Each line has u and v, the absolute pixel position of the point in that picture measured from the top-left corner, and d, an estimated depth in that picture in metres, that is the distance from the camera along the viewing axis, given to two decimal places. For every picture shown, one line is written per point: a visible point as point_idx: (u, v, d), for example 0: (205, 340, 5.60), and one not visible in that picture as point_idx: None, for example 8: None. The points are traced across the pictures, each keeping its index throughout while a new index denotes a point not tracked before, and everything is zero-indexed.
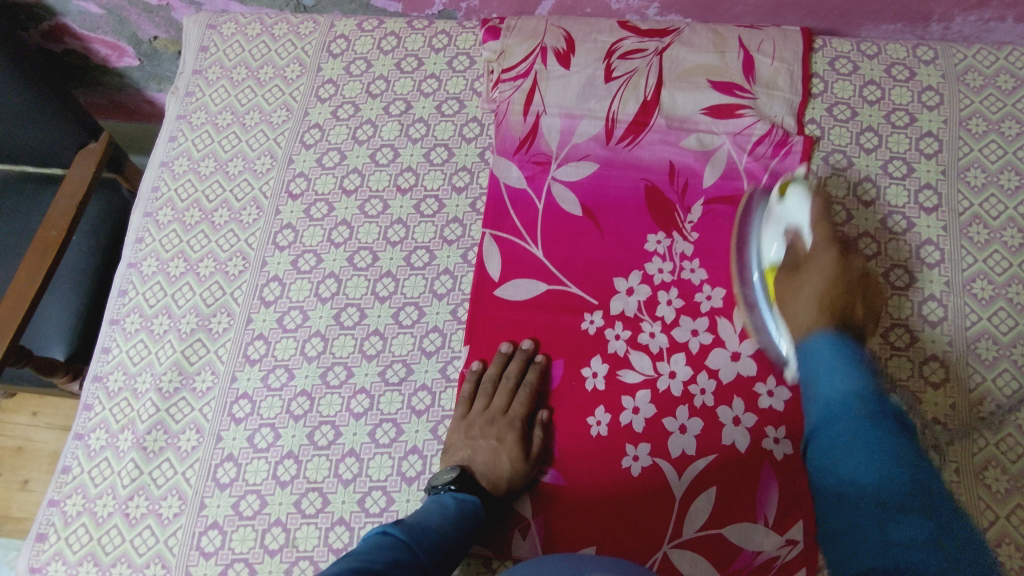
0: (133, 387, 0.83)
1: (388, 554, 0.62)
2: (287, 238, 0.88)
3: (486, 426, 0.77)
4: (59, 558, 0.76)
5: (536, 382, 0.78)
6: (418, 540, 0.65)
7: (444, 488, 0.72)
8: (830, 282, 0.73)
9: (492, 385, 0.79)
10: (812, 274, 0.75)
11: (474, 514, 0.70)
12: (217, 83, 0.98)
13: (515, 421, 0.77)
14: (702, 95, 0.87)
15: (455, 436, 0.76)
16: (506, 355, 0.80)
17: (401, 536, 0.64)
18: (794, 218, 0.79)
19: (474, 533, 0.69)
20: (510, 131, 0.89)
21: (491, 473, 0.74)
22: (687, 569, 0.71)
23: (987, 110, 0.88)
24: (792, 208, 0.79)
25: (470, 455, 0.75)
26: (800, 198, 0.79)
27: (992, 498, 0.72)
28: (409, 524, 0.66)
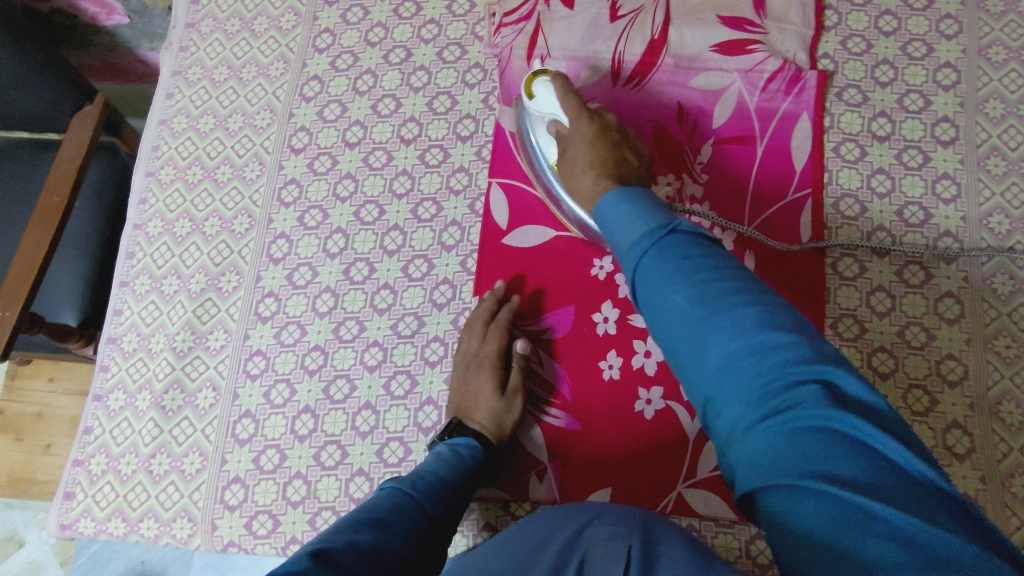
0: (148, 347, 0.84)
1: (387, 503, 0.60)
2: (291, 194, 0.87)
3: (470, 373, 0.76)
4: (88, 515, 0.78)
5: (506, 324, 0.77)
6: (416, 486, 0.63)
7: (438, 440, 0.72)
8: (591, 146, 0.71)
9: (473, 328, 0.78)
10: (575, 151, 0.72)
11: (470, 456, 0.70)
12: (211, 37, 0.95)
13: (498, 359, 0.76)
14: (711, 31, 0.85)
15: (454, 386, 0.77)
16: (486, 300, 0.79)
17: (398, 485, 0.62)
18: (545, 110, 0.76)
19: (474, 475, 0.69)
20: (514, 76, 0.86)
21: (480, 417, 0.74)
22: (703, 507, 0.73)
23: (1008, 37, 0.85)
24: (543, 102, 0.76)
25: (462, 404, 0.76)
26: (546, 86, 0.76)
27: (1006, 430, 0.72)
28: (405, 476, 0.65)
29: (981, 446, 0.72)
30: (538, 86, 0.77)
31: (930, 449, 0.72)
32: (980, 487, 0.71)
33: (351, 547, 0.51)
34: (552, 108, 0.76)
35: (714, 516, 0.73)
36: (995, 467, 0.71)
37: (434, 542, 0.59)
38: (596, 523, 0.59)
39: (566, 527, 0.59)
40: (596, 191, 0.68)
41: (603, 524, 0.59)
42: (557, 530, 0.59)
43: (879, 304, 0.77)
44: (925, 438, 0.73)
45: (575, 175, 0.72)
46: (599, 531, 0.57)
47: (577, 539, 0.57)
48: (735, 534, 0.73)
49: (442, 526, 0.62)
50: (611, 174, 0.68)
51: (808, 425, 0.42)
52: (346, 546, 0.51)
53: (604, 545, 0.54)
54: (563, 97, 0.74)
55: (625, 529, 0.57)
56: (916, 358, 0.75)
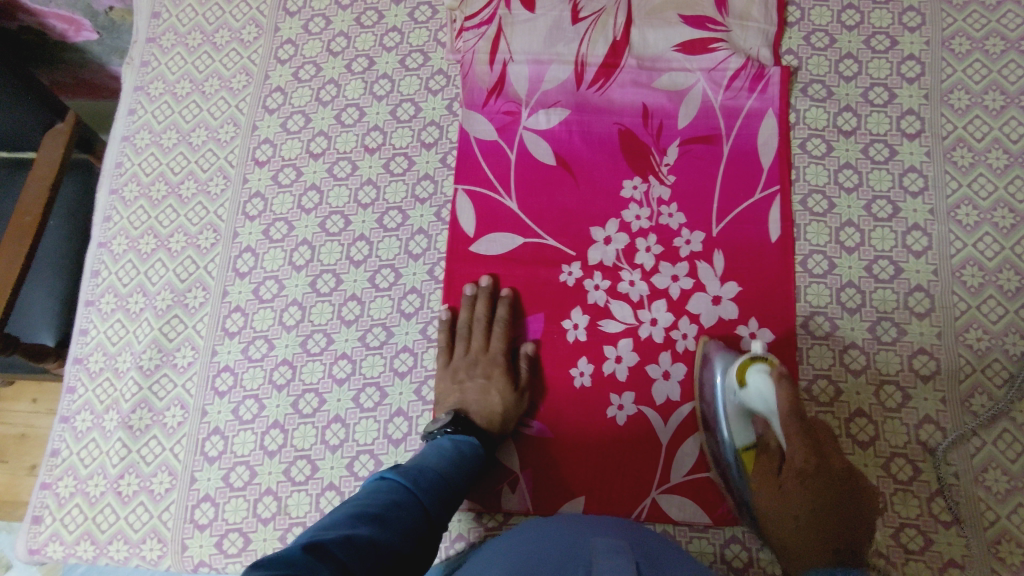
0: (114, 366, 0.83)
1: (386, 496, 0.57)
2: (256, 207, 0.86)
3: (471, 368, 0.76)
4: (56, 539, 0.77)
5: (507, 318, 0.78)
6: (418, 482, 0.60)
7: (439, 431, 0.71)
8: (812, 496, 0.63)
9: (467, 329, 0.78)
10: (792, 501, 0.64)
11: (472, 454, 0.68)
12: (173, 51, 0.95)
13: (498, 357, 0.77)
14: (673, 31, 0.84)
15: (444, 384, 0.76)
16: (472, 298, 0.79)
17: (399, 479, 0.60)
18: (758, 407, 0.66)
19: (473, 472, 0.67)
20: (477, 82, 0.86)
21: (487, 415, 0.73)
22: (677, 513, 0.72)
23: (971, 28, 0.84)
24: (753, 394, 0.66)
25: (461, 398, 0.75)
26: (763, 379, 0.66)
27: (979, 424, 0.71)
28: (407, 467, 0.62)
29: (955, 441, 0.71)
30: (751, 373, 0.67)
31: (903, 446, 0.72)
32: (954, 483, 0.70)
33: (347, 541, 0.50)
34: (769, 407, 0.65)
35: (688, 521, 0.72)
36: (967, 462, 0.70)
37: (429, 541, 0.58)
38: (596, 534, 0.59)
39: (565, 536, 0.58)
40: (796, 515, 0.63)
41: (601, 537, 0.58)
42: (555, 540, 0.58)
43: (849, 301, 0.77)
44: (898, 434, 0.72)
45: (778, 492, 0.65)
46: (598, 543, 0.56)
47: (576, 551, 0.55)
48: (710, 539, 0.72)
49: (439, 524, 0.60)
50: (831, 545, 0.61)
51: None
52: (343, 542, 0.50)
53: (608, 558, 0.53)
54: (783, 400, 0.62)
55: (625, 544, 0.57)
56: (887, 354, 0.75)
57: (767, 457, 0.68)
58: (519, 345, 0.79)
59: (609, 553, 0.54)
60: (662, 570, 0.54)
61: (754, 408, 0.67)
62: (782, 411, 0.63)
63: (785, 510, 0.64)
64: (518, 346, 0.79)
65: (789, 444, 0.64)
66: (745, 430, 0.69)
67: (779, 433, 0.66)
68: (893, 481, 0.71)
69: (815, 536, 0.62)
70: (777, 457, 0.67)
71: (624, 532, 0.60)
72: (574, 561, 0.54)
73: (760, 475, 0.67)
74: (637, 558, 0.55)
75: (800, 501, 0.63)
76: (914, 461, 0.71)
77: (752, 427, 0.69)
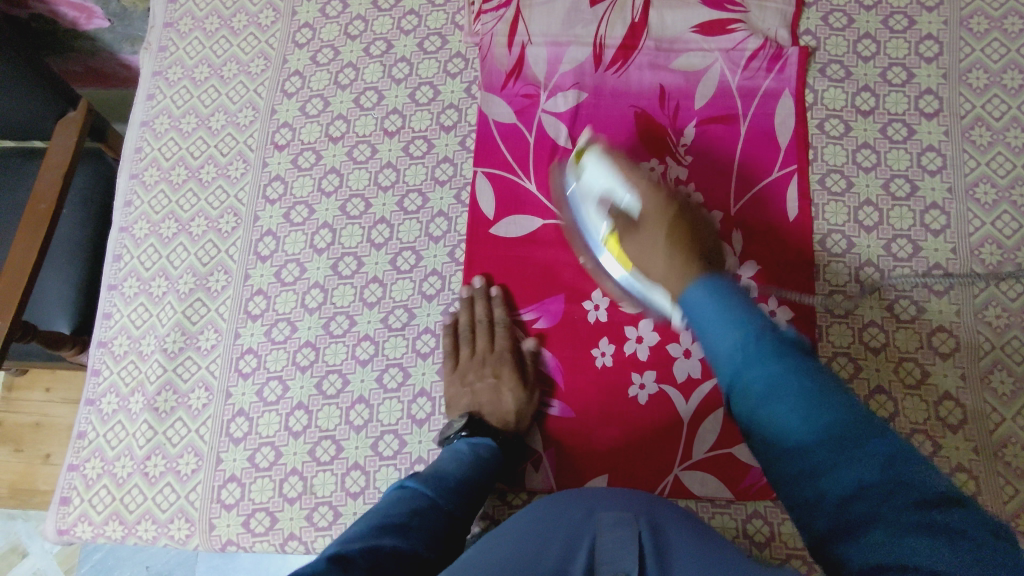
0: (138, 350, 0.83)
1: (406, 505, 0.59)
2: (276, 191, 0.87)
3: (479, 368, 0.77)
4: (85, 519, 0.78)
5: (506, 316, 0.79)
6: (436, 488, 0.62)
7: (456, 437, 0.72)
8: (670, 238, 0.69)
9: (470, 331, 0.79)
10: (654, 228, 0.70)
11: (487, 456, 0.69)
12: (190, 36, 0.95)
13: (504, 354, 0.77)
14: (691, 12, 0.85)
15: (453, 387, 0.77)
16: (470, 300, 0.79)
17: (419, 487, 0.62)
18: (597, 186, 0.75)
19: (489, 475, 0.68)
20: (495, 65, 0.86)
21: (501, 415, 0.75)
22: (699, 489, 0.73)
23: (989, 7, 0.84)
24: (591, 173, 0.76)
25: (473, 401, 0.76)
26: (597, 160, 0.76)
27: (998, 400, 0.72)
28: (424, 474, 0.64)
29: (974, 417, 0.72)
30: (587, 159, 0.77)
31: (923, 421, 0.72)
32: (974, 458, 0.71)
33: (370, 552, 0.51)
34: (609, 183, 0.74)
35: (710, 496, 0.73)
36: (987, 438, 0.71)
37: (451, 543, 0.59)
38: (601, 509, 0.58)
39: (574, 512, 0.59)
40: (661, 261, 0.67)
41: (608, 510, 0.58)
42: (563, 516, 0.58)
43: (868, 279, 0.77)
44: (918, 410, 0.73)
45: (640, 237, 0.71)
46: (605, 517, 0.57)
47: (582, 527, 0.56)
48: (732, 514, 0.73)
49: (460, 527, 0.62)
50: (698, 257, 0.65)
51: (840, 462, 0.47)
52: (365, 552, 0.51)
53: (612, 530, 0.54)
54: (621, 168, 0.74)
55: (630, 514, 0.57)
56: (906, 331, 0.75)
57: (622, 218, 0.73)
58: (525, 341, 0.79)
59: (612, 525, 0.54)
60: (667, 540, 0.55)
61: (601, 196, 0.74)
62: (622, 175, 0.74)
63: (655, 258, 0.68)
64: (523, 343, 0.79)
65: (630, 188, 0.73)
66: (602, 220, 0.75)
67: (626, 202, 0.73)
68: None
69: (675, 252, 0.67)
70: (631, 216, 0.72)
71: (631, 504, 0.60)
72: (577, 546, 0.53)
73: (629, 237, 0.72)
74: (642, 527, 0.55)
75: (662, 239, 0.69)
76: (934, 437, 0.72)
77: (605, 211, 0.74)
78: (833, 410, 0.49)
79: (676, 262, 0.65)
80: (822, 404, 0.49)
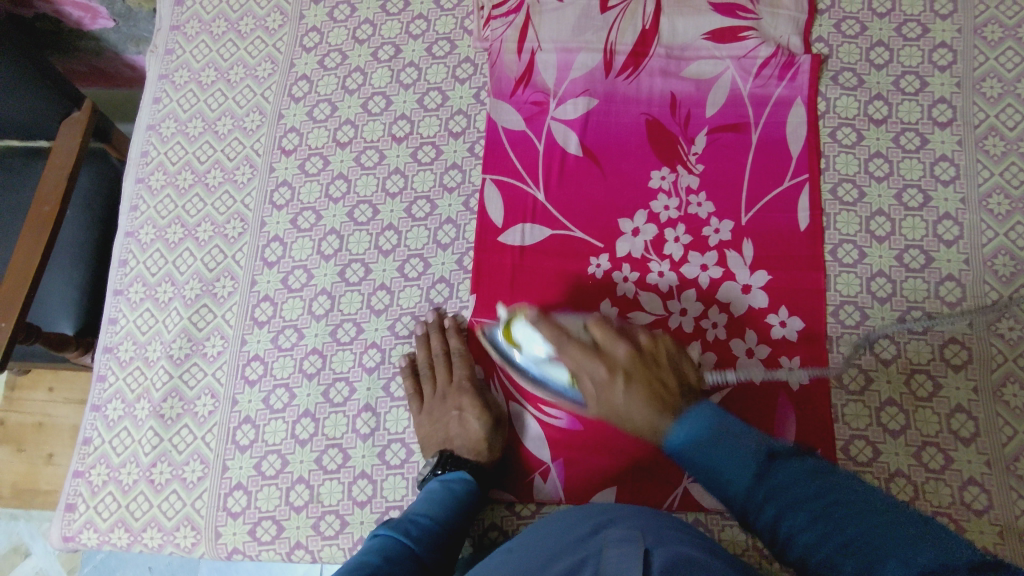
0: (144, 355, 0.83)
1: (381, 554, 0.60)
2: (284, 196, 0.86)
3: (442, 405, 0.76)
4: (91, 526, 0.78)
5: (463, 346, 0.79)
6: (410, 535, 0.63)
7: (432, 475, 0.72)
8: (630, 380, 0.65)
9: (429, 368, 0.78)
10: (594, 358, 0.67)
11: (464, 492, 0.70)
12: (197, 39, 0.94)
13: (464, 383, 0.77)
14: (703, 19, 0.84)
15: (422, 427, 0.76)
16: (427, 337, 0.79)
17: (393, 535, 0.63)
18: (537, 353, 0.72)
19: (467, 513, 0.69)
20: (505, 71, 0.85)
21: (474, 444, 0.73)
22: (709, 501, 0.73)
23: (1004, 15, 0.84)
24: (525, 340, 0.72)
25: (444, 437, 0.74)
26: (525, 327, 0.72)
27: (1011, 413, 0.72)
28: (398, 521, 0.65)
29: (986, 430, 0.71)
30: (517, 329, 0.74)
31: (934, 434, 0.72)
32: (986, 471, 0.70)
33: None
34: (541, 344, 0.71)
35: (720, 509, 0.73)
36: (999, 451, 0.71)
37: None
38: (608, 528, 0.57)
39: (579, 533, 0.57)
40: (640, 415, 0.63)
41: (614, 528, 0.57)
42: (568, 540, 0.57)
43: (880, 290, 0.77)
44: (929, 423, 0.72)
45: (608, 390, 0.66)
46: (610, 535, 0.55)
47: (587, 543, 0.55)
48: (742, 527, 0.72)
49: (434, 572, 0.63)
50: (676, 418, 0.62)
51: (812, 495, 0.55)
52: None
53: (617, 546, 0.52)
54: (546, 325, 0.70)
55: (636, 532, 0.55)
56: (918, 343, 0.75)
57: (574, 363, 0.68)
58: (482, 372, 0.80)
59: (617, 540, 0.52)
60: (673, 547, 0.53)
61: (547, 356, 0.71)
62: (553, 331, 0.70)
63: (626, 419, 0.64)
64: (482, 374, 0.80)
65: (565, 346, 0.69)
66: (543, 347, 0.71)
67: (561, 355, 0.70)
68: (924, 469, 0.71)
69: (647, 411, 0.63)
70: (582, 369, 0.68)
71: (639, 523, 0.58)
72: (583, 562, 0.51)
73: (586, 395, 0.68)
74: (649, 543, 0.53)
75: (623, 387, 0.65)
76: (945, 450, 0.71)
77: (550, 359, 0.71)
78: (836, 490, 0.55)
79: (646, 420, 0.63)
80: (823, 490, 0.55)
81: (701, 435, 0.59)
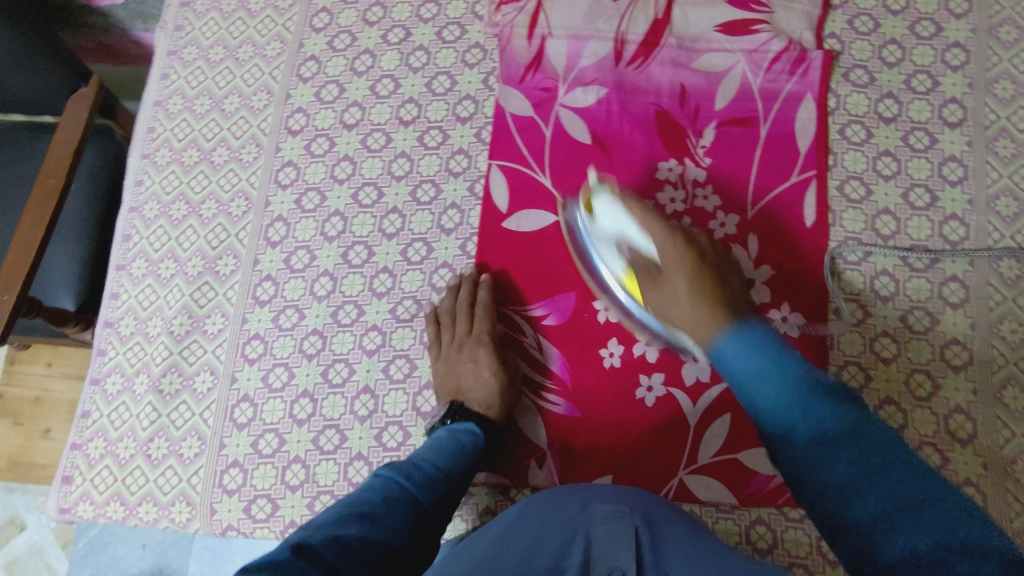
0: (145, 331, 0.83)
1: (377, 495, 0.59)
2: (289, 176, 0.86)
3: (459, 355, 0.75)
4: (87, 499, 0.78)
5: (489, 299, 0.78)
6: (409, 477, 0.61)
7: (439, 424, 0.71)
8: (695, 278, 0.67)
9: (452, 316, 0.78)
10: (675, 273, 0.68)
11: (468, 442, 0.68)
12: (207, 16, 0.94)
13: (483, 337, 0.76)
14: (715, 11, 0.84)
15: (437, 374, 0.76)
16: (456, 287, 0.79)
17: (392, 476, 0.61)
18: (609, 230, 0.72)
19: (474, 463, 0.68)
20: (515, 57, 0.85)
21: (484, 398, 0.73)
22: (703, 494, 0.73)
23: (1019, 16, 0.83)
24: (602, 224, 0.73)
25: (456, 386, 0.74)
26: (608, 206, 0.72)
27: (1009, 416, 0.71)
28: (400, 462, 0.63)
29: (984, 432, 0.71)
30: (598, 203, 0.73)
31: (932, 435, 0.72)
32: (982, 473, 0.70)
33: (332, 542, 0.51)
34: (622, 223, 0.71)
35: (714, 502, 0.73)
36: (996, 453, 0.71)
37: (425, 533, 0.59)
38: (595, 502, 0.58)
39: (569, 504, 0.58)
40: (684, 307, 0.66)
41: (602, 502, 0.58)
42: (556, 510, 0.58)
43: (883, 288, 0.76)
44: (927, 423, 0.72)
45: (664, 288, 0.69)
46: (599, 509, 0.56)
47: (577, 519, 0.56)
48: (735, 520, 0.72)
49: (435, 515, 0.60)
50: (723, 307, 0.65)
51: (837, 479, 0.50)
52: (329, 542, 0.51)
53: (606, 523, 0.54)
54: (636, 211, 0.70)
55: (625, 507, 0.57)
56: (920, 343, 0.74)
57: (642, 263, 0.71)
58: (507, 328, 0.79)
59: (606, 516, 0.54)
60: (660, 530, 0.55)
61: (619, 241, 0.72)
62: (639, 219, 0.70)
63: (677, 308, 0.67)
64: (506, 329, 0.79)
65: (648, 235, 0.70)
66: (615, 259, 0.73)
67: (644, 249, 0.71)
68: None
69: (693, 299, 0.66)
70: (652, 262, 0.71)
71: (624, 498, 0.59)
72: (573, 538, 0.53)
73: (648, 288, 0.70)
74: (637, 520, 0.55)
75: (688, 287, 0.67)
76: (942, 451, 0.71)
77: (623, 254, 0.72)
78: (828, 408, 0.54)
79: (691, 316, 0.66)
80: (853, 433, 0.52)
81: (743, 361, 0.60)
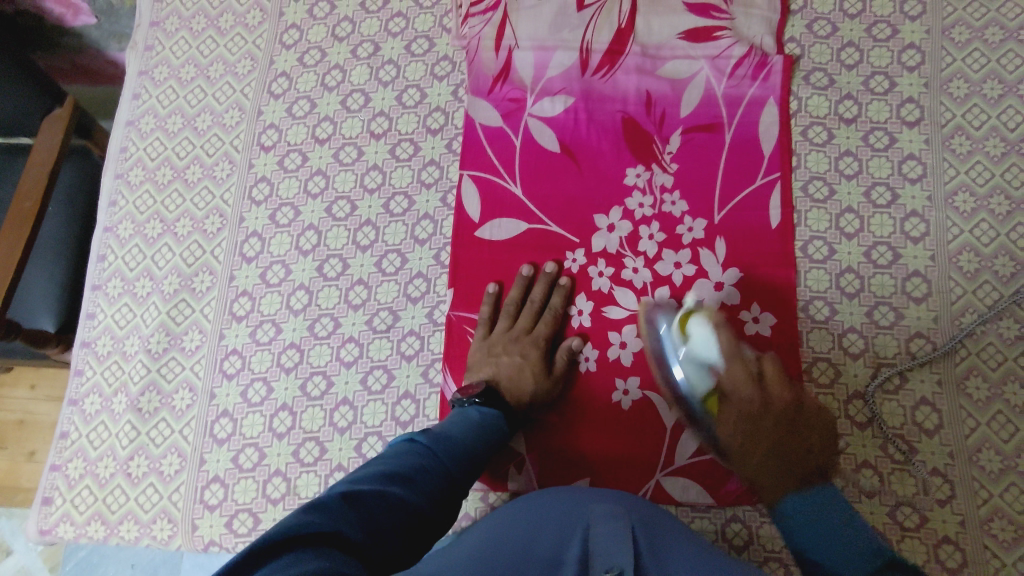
0: (122, 350, 0.83)
1: (412, 458, 0.58)
2: (263, 192, 0.87)
3: (512, 345, 0.77)
4: (67, 519, 0.78)
5: (561, 306, 0.79)
6: (444, 449, 0.60)
7: (468, 401, 0.70)
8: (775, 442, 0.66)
9: (516, 307, 0.79)
10: (750, 411, 0.67)
11: (494, 426, 0.68)
12: (177, 35, 0.95)
13: (539, 341, 0.77)
14: (677, 19, 0.86)
15: (479, 354, 0.77)
16: (527, 279, 0.80)
17: (427, 443, 0.60)
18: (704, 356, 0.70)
19: (499, 445, 0.68)
20: (483, 68, 0.86)
21: (514, 393, 0.74)
22: (680, 494, 0.74)
23: (971, 17, 0.85)
24: (698, 343, 0.70)
25: (493, 370, 0.75)
26: (704, 330, 0.70)
27: (973, 406, 0.73)
28: (435, 432, 0.62)
29: (949, 423, 0.73)
30: (693, 324, 0.71)
31: (900, 427, 0.74)
32: (949, 463, 0.72)
33: (379, 496, 0.51)
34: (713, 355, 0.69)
35: (691, 502, 0.74)
36: (961, 443, 0.72)
37: (450, 506, 0.58)
38: (592, 502, 0.58)
39: (563, 504, 0.58)
40: (759, 468, 0.65)
41: (598, 502, 0.58)
42: (552, 509, 0.58)
43: (848, 285, 0.78)
44: (894, 416, 0.74)
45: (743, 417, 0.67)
46: (595, 509, 0.56)
47: (572, 519, 0.55)
48: (711, 518, 0.74)
49: (461, 491, 0.60)
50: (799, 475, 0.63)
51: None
52: (374, 494, 0.51)
53: (605, 522, 0.53)
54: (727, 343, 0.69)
55: (621, 509, 0.57)
56: (886, 337, 0.76)
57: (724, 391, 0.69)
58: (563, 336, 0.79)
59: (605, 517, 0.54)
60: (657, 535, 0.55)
61: (707, 365, 0.70)
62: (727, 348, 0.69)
63: (755, 469, 0.66)
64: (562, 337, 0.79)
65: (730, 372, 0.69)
66: (698, 377, 0.70)
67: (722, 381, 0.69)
68: (889, 460, 0.73)
69: (772, 463, 0.65)
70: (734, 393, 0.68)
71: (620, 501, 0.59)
72: (568, 537, 0.53)
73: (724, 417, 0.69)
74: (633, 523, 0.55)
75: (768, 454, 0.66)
76: (910, 442, 0.73)
77: (706, 373, 0.70)
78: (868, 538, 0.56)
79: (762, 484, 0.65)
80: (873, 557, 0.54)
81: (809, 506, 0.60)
